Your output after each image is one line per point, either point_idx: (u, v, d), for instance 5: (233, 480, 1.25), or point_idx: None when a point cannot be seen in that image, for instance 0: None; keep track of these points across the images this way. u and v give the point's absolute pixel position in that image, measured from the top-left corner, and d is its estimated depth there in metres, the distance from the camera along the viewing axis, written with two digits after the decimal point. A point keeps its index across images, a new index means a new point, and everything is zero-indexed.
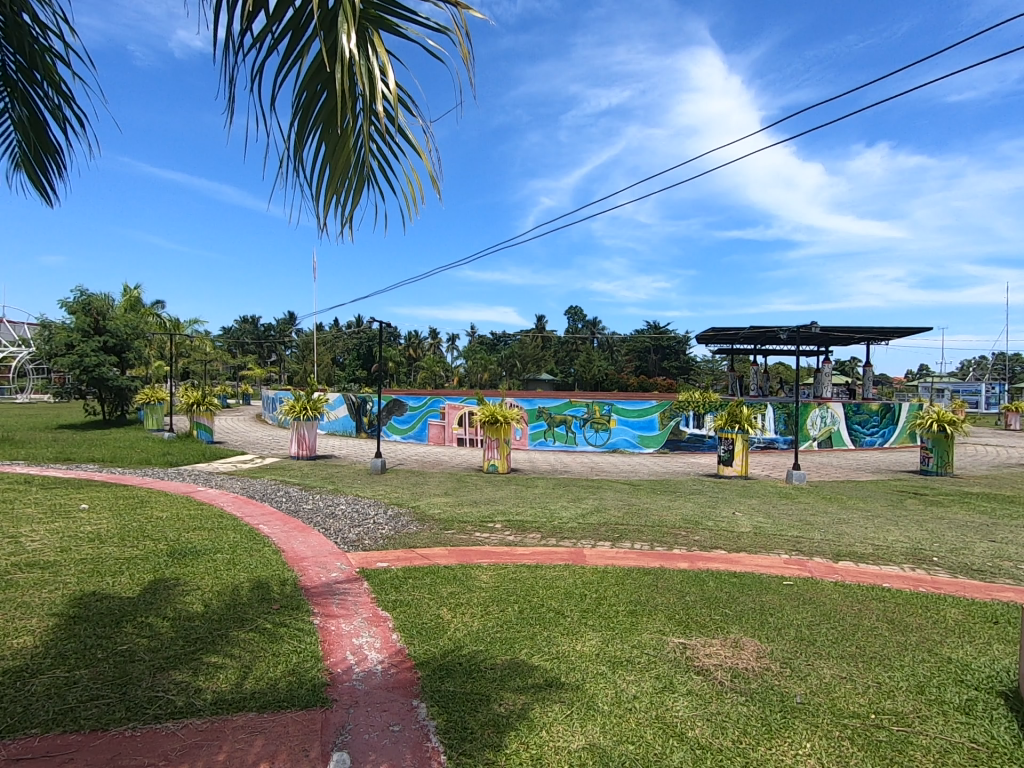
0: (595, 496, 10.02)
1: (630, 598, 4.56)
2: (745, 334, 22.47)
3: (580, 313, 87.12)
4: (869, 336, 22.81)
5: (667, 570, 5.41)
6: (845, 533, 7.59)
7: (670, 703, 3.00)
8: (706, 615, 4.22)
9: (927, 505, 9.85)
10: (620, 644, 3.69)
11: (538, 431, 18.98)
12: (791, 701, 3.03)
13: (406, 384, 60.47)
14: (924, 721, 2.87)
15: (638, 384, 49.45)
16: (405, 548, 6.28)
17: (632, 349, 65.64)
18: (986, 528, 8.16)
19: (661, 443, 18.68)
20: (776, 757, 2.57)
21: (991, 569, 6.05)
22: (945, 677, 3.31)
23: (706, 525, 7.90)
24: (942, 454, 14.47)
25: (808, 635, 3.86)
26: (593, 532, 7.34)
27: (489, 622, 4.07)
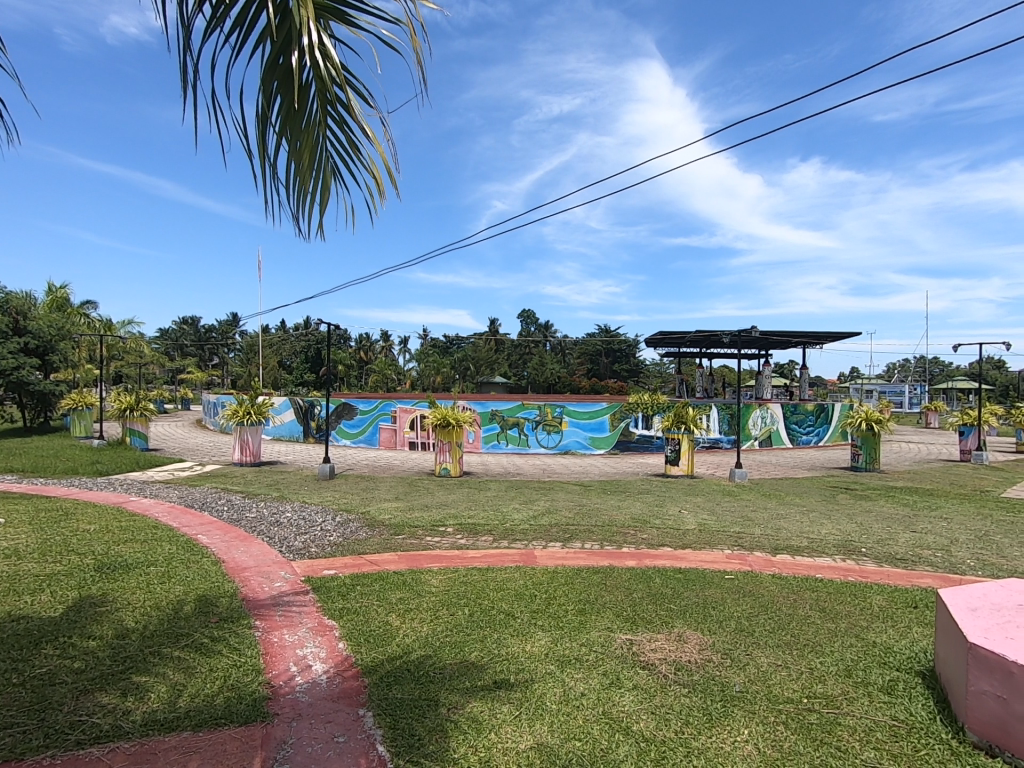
0: (546, 498, 10.12)
1: (580, 597, 4.62)
2: (691, 338, 23.28)
3: (534, 315, 87.78)
4: (804, 341, 24.09)
5: (615, 568, 5.52)
6: (783, 528, 7.97)
7: (617, 699, 3.06)
8: (653, 610, 4.33)
9: (856, 499, 10.49)
10: (568, 643, 3.74)
11: (491, 434, 19.01)
12: (730, 690, 3.15)
13: (357, 387, 59.16)
14: (851, 702, 3.05)
15: (590, 387, 50.64)
16: (354, 555, 6.15)
17: (585, 352, 66.66)
18: (909, 519, 8.76)
19: (612, 444, 19.05)
20: (716, 745, 2.66)
21: (912, 557, 6.50)
22: (871, 660, 3.52)
23: (653, 523, 8.11)
24: (870, 451, 15.40)
25: (747, 627, 4.02)
26: (544, 533, 7.42)
27: (438, 626, 4.04)
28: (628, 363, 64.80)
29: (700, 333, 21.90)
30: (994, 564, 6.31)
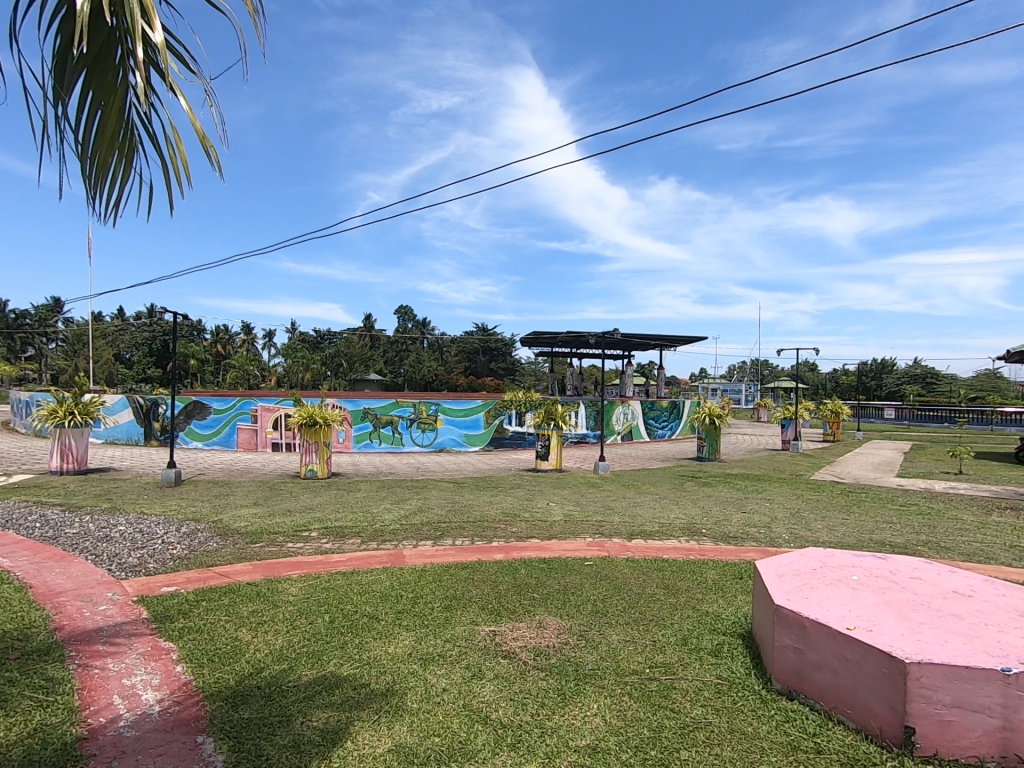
0: (418, 497, 10.02)
1: (446, 593, 4.65)
2: (562, 338, 24.43)
3: (411, 313, 86.23)
4: (661, 343, 26.43)
5: (483, 563, 5.62)
6: (638, 514, 8.66)
7: (477, 690, 3.12)
8: (516, 600, 4.48)
9: (700, 486, 11.72)
10: (432, 640, 3.73)
11: (363, 433, 18.35)
12: (583, 668, 3.36)
13: (212, 384, 53.69)
14: (685, 667, 3.41)
15: (467, 384, 51.11)
16: (201, 568, 5.59)
17: (462, 351, 67.00)
18: (740, 502, 9.99)
19: (486, 441, 19.36)
20: (567, 721, 2.83)
21: (742, 535, 7.43)
22: (703, 628, 3.97)
23: (523, 517, 8.39)
24: (713, 443, 17.31)
25: (601, 608, 4.33)
26: (415, 532, 7.34)
27: (294, 636, 3.81)
28: (504, 362, 65.88)
29: (570, 334, 23.01)
30: (801, 536, 7.43)
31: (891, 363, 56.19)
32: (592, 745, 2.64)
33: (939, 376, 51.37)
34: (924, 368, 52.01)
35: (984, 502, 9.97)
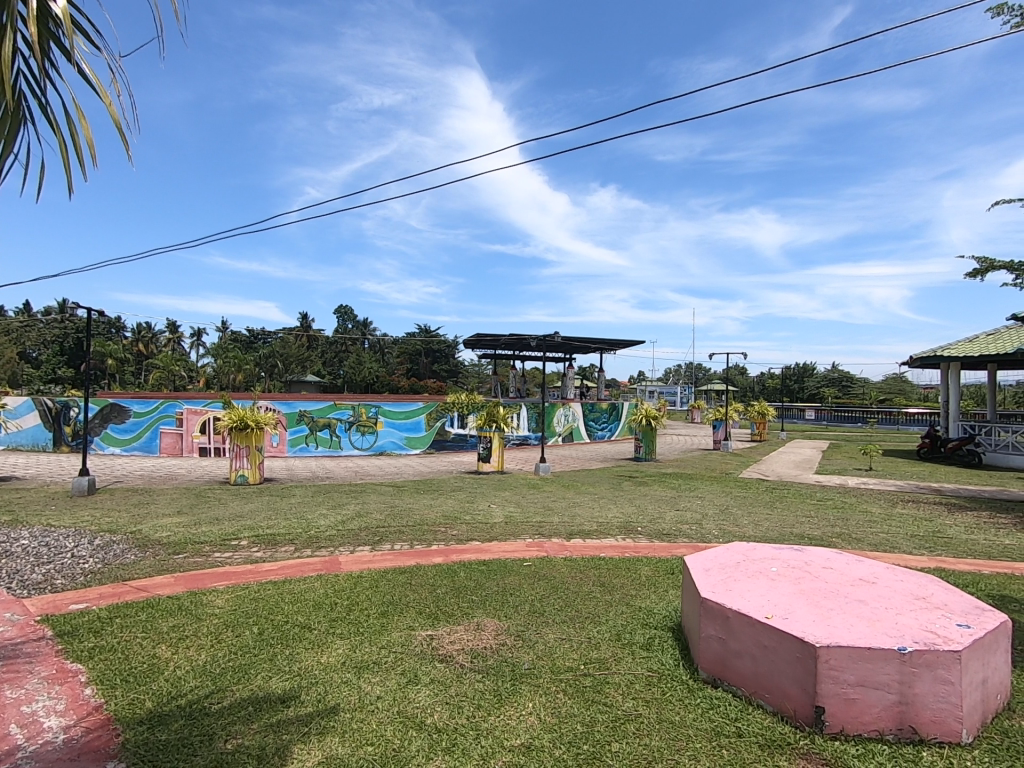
0: (357, 501, 9.78)
1: (382, 599, 4.56)
2: (505, 341, 24.52)
3: (352, 313, 84.17)
4: (601, 346, 27.06)
5: (422, 567, 5.56)
6: (577, 515, 8.82)
7: (412, 695, 3.09)
8: (454, 604, 4.47)
9: (637, 486, 12.09)
10: (368, 648, 3.66)
11: (298, 436, 17.71)
12: (519, 668, 3.39)
13: (133, 385, 50.19)
14: (618, 662, 3.50)
15: (410, 385, 50.36)
16: (116, 582, 5.22)
17: (404, 352, 66.03)
18: (674, 500, 10.37)
19: (427, 443, 19.15)
20: (502, 722, 2.84)
21: (674, 532, 7.72)
22: (636, 623, 4.10)
23: (463, 519, 8.37)
24: (649, 443, 17.89)
25: (539, 608, 4.38)
26: (352, 537, 7.16)
27: (219, 651, 3.63)
28: (447, 363, 65.48)
29: (513, 336, 23.14)
30: (729, 532, 7.80)
31: (812, 367, 59.84)
32: (527, 743, 2.67)
33: (852, 380, 55.52)
34: (841, 372, 56.12)
35: (889, 495, 10.84)
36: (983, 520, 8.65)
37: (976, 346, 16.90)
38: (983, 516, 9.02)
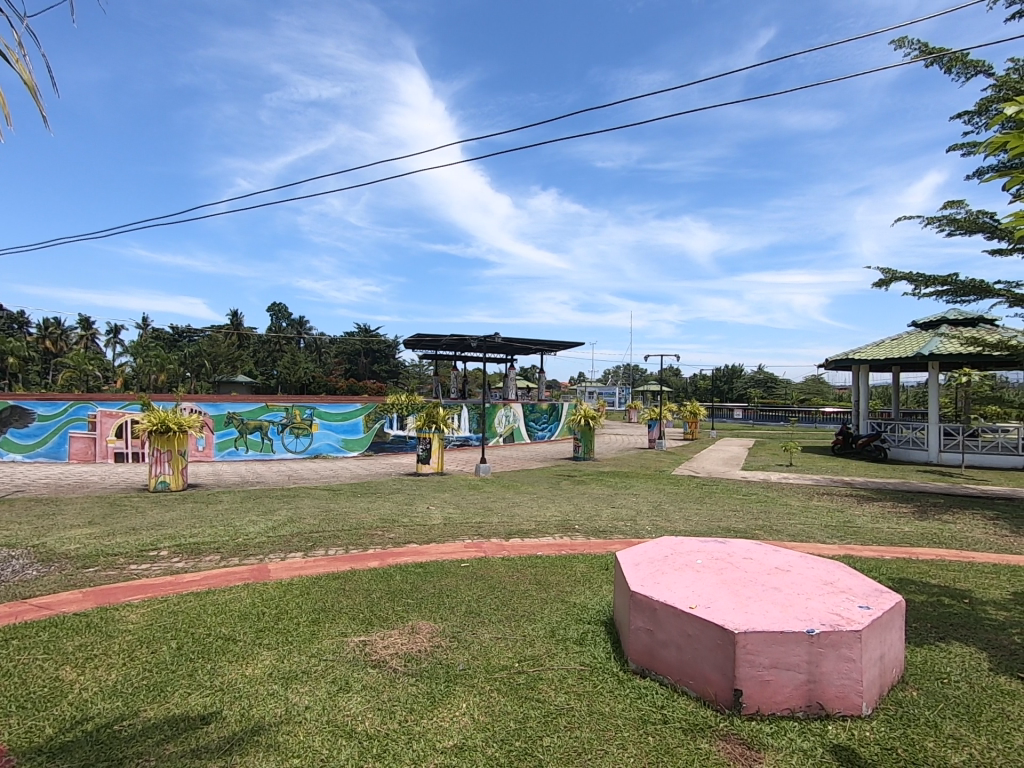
0: (289, 506, 9.43)
1: (314, 606, 4.42)
2: (446, 341, 24.34)
3: (286, 311, 80.98)
4: (541, 348, 27.39)
5: (356, 571, 5.43)
6: (516, 514, 8.88)
7: (342, 704, 3.01)
8: (389, 608, 4.39)
9: (575, 484, 12.33)
10: (296, 657, 3.54)
11: (226, 440, 16.83)
12: (454, 669, 3.38)
13: (37, 386, 46.02)
14: (551, 658, 3.56)
15: (348, 387, 49.03)
16: (14, 601, 4.77)
17: (343, 352, 64.22)
18: (610, 497, 10.64)
19: (365, 445, 18.76)
20: (435, 725, 2.82)
21: (610, 529, 7.93)
22: (570, 619, 4.18)
23: (401, 522, 8.25)
24: (588, 443, 18.27)
25: (475, 608, 4.39)
26: (284, 544, 6.90)
27: (132, 669, 3.40)
28: (387, 363, 64.21)
29: (454, 336, 23.01)
30: (662, 527, 8.11)
31: (740, 369, 62.99)
32: (459, 744, 2.67)
33: (776, 381, 59.08)
34: (766, 373, 59.56)
35: (807, 489, 11.60)
36: (886, 511, 9.42)
37: (882, 350, 18.38)
38: (886, 506, 9.83)
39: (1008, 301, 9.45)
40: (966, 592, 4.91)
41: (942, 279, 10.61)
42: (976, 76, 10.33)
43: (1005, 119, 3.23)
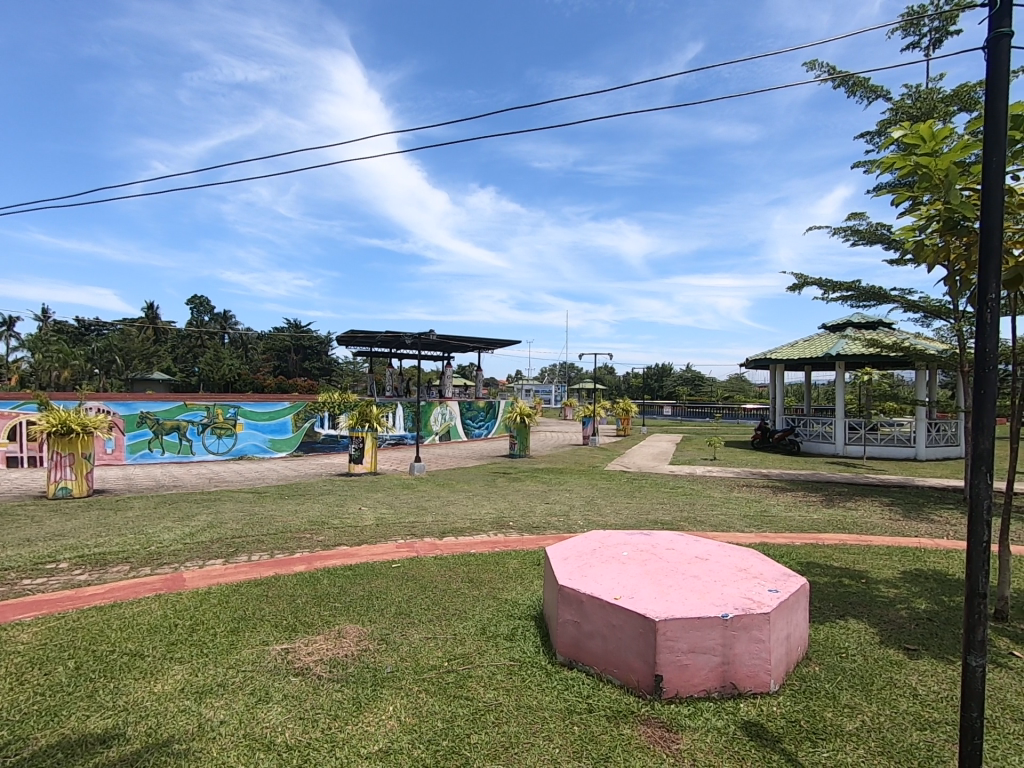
0: (209, 511, 8.91)
1: (234, 615, 4.20)
2: (381, 338, 23.83)
3: (209, 305, 76.41)
4: (478, 346, 27.36)
5: (281, 577, 5.21)
6: (450, 513, 8.83)
7: (261, 716, 2.88)
8: (315, 613, 4.24)
9: (510, 482, 12.39)
10: (212, 670, 3.35)
11: (139, 441, 15.66)
12: (381, 673, 3.31)
13: None
14: (481, 655, 3.57)
15: (276, 385, 46.84)
16: None
17: (271, 349, 61.39)
18: (544, 494, 10.78)
19: (294, 446, 18.03)
20: (360, 730, 2.76)
21: (543, 525, 8.04)
22: (501, 615, 4.20)
23: (331, 524, 8.00)
24: (523, 440, 18.43)
25: (405, 609, 4.31)
26: (203, 551, 6.52)
27: (22, 694, 3.10)
28: (319, 361, 61.91)
29: (389, 333, 22.55)
30: (593, 521, 8.32)
31: (669, 368, 65.50)
32: (385, 748, 2.62)
33: (702, 380, 62.03)
34: (693, 372, 62.36)
35: (728, 482, 12.23)
36: (798, 500, 10.10)
37: (796, 351, 19.70)
38: (798, 496, 10.55)
39: (902, 307, 10.39)
40: (864, 573, 5.35)
41: (846, 285, 11.50)
42: (876, 100, 11.28)
43: (893, 140, 3.56)
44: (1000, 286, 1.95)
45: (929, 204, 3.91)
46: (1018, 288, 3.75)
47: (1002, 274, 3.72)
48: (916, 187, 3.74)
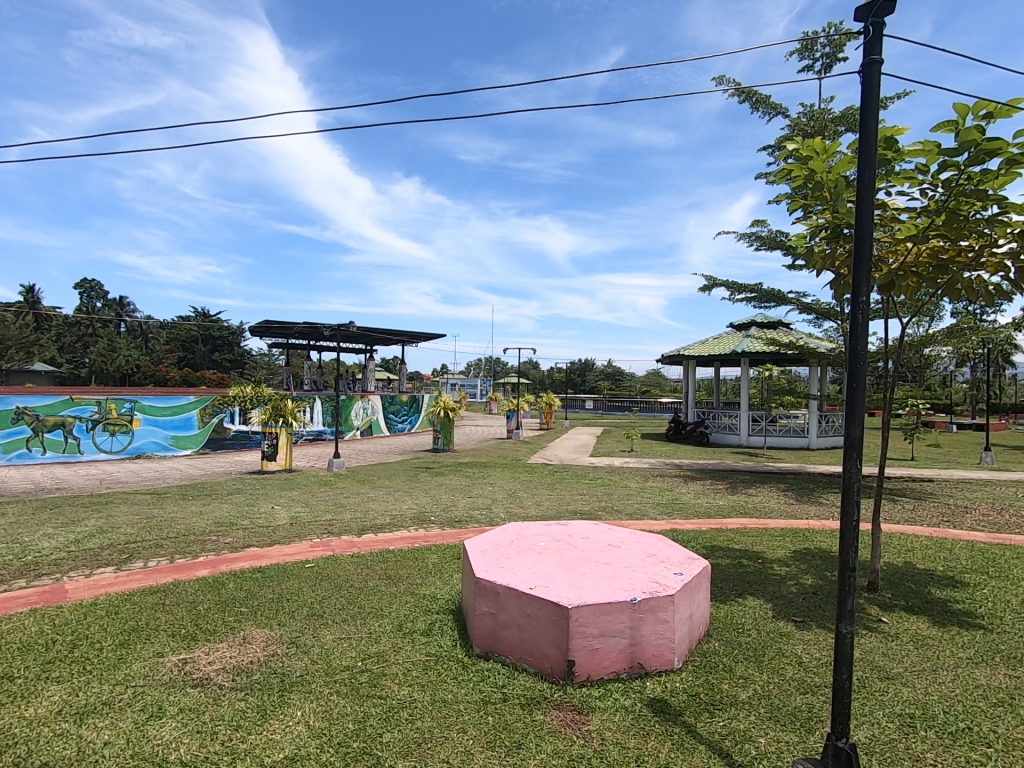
0: (99, 515, 8.14)
1: (124, 627, 3.86)
2: (298, 330, 22.76)
3: (101, 289, 69.52)
4: (402, 339, 26.83)
5: (181, 582, 4.86)
6: (370, 509, 8.62)
7: (152, 732, 2.67)
8: (218, 619, 4.00)
9: (433, 477, 12.28)
10: (96, 687, 3.07)
11: (14, 440, 14.00)
12: (289, 677, 3.17)
13: None
14: (396, 652, 3.51)
15: (181, 379, 43.46)
16: None
17: (174, 338, 56.89)
18: (467, 488, 10.77)
19: (200, 443, 16.89)
20: (264, 739, 2.63)
21: (465, 519, 8.03)
22: (419, 611, 4.16)
23: (240, 524, 7.57)
24: (447, 434, 18.31)
25: (317, 610, 4.16)
26: (92, 558, 5.95)
27: None
28: (230, 352, 58.11)
29: (307, 325, 21.60)
30: (514, 514, 8.43)
31: (591, 363, 67.38)
32: (291, 755, 2.52)
33: (622, 374, 64.39)
34: (614, 367, 64.55)
35: (643, 472, 12.80)
36: (706, 488, 10.74)
37: (706, 348, 20.92)
38: (706, 484, 11.23)
39: (797, 309, 11.29)
40: (760, 553, 5.80)
41: (750, 287, 12.35)
42: (777, 116, 12.17)
43: (789, 153, 3.85)
44: (871, 290, 2.15)
45: (818, 214, 4.28)
46: (890, 294, 4.19)
47: (878, 280, 4.15)
48: (807, 198, 4.07)
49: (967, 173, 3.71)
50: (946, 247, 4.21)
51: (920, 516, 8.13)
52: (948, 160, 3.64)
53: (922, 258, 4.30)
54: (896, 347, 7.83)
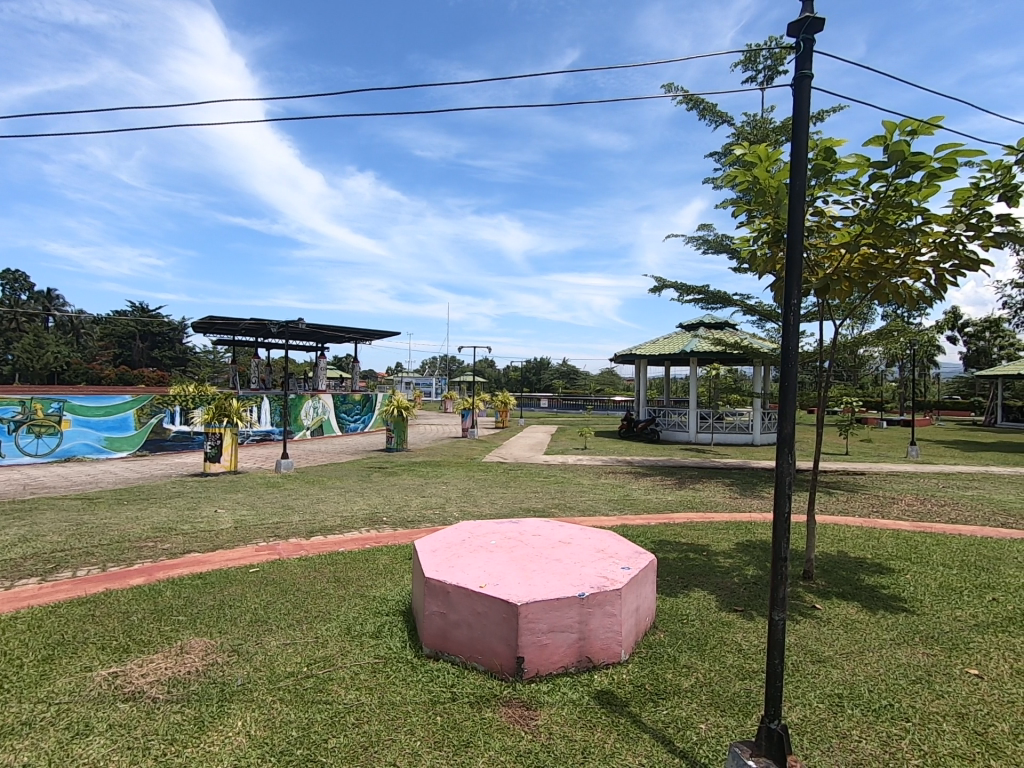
0: (23, 522, 7.59)
1: (47, 641, 3.62)
2: (245, 326, 21.91)
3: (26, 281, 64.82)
4: (355, 336, 26.28)
5: (113, 592, 4.60)
6: (319, 511, 8.40)
7: (78, 752, 2.53)
8: (153, 629, 3.81)
9: (385, 477, 12.09)
10: (15, 707, 2.87)
11: None
12: (230, 687, 3.06)
13: None
14: (344, 656, 3.44)
15: (116, 377, 41.08)
16: None
17: (109, 334, 53.69)
18: (420, 488, 10.65)
19: (137, 445, 16.09)
20: (202, 751, 2.53)
21: (418, 518, 7.96)
22: (368, 613, 4.09)
23: (181, 529, 7.24)
24: (400, 433, 18.05)
25: (261, 615, 4.03)
26: (14, 569, 5.56)
27: None
28: (171, 349, 55.34)
29: (253, 321, 20.83)
30: (468, 513, 8.41)
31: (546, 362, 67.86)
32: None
33: (577, 373, 65.18)
34: (569, 366, 65.25)
35: (596, 469, 13.02)
36: (655, 484, 11.03)
37: (657, 347, 21.44)
38: (656, 480, 11.52)
39: (741, 311, 11.73)
40: (705, 546, 6.01)
41: (698, 289, 12.74)
42: (722, 123, 12.59)
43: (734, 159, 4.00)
44: (801, 294, 2.26)
45: (760, 219, 4.49)
46: (824, 297, 4.42)
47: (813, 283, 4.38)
48: (749, 204, 4.24)
49: (894, 184, 3.93)
50: (874, 255, 4.47)
51: (852, 507, 8.60)
52: (877, 172, 3.87)
53: (854, 264, 4.55)
54: (831, 347, 8.24)
